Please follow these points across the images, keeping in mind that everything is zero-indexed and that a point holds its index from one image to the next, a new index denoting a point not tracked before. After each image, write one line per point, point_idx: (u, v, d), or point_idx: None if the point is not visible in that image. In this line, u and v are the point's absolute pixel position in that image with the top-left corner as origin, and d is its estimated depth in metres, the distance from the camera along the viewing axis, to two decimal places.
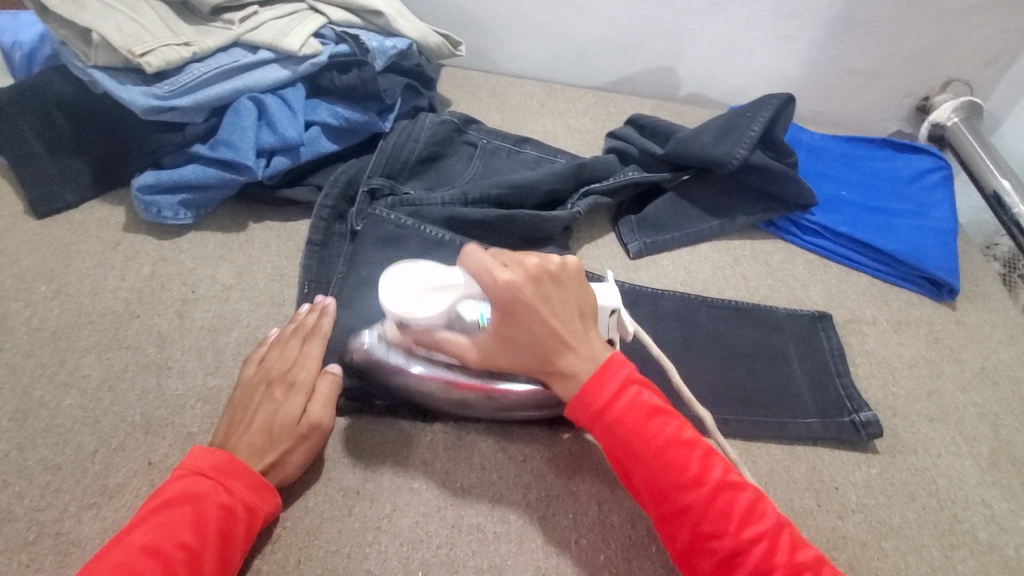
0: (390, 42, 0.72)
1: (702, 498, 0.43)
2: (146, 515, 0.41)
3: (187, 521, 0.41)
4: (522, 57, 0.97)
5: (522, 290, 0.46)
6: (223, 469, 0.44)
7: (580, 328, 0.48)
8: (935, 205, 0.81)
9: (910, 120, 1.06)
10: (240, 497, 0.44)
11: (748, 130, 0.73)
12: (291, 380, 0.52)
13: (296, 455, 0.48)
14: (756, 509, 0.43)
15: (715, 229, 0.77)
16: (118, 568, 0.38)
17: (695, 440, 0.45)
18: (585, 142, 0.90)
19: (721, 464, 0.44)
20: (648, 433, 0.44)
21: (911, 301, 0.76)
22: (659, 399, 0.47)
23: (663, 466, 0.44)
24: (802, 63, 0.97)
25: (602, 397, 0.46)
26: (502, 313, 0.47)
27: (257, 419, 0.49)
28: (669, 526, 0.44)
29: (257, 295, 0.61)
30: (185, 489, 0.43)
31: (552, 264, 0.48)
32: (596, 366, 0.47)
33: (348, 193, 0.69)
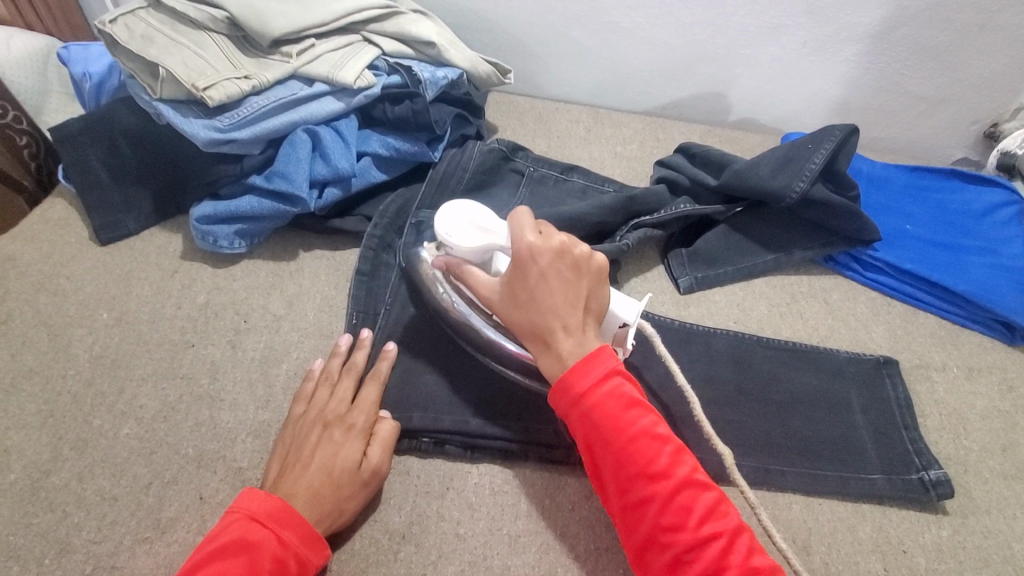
0: (441, 73, 0.73)
1: (666, 491, 0.42)
2: (200, 561, 0.40)
3: (241, 573, 0.40)
4: (569, 83, 0.96)
5: (539, 255, 0.48)
6: (277, 518, 0.44)
7: (579, 318, 0.47)
8: (1009, 241, 0.76)
9: (977, 147, 1.00)
10: (292, 548, 0.43)
11: (808, 164, 0.70)
12: (348, 423, 0.51)
13: (351, 503, 0.48)
14: (719, 510, 0.42)
15: (770, 263, 0.74)
16: None
17: (668, 437, 0.44)
18: (632, 169, 0.88)
19: (690, 462, 0.43)
20: (623, 422, 0.43)
21: (982, 345, 0.71)
22: (638, 393, 0.46)
23: (631, 456, 0.43)
24: (861, 88, 0.94)
25: (582, 383, 0.45)
26: (516, 271, 0.49)
27: (313, 459, 0.49)
28: (630, 517, 0.43)
29: (307, 326, 0.62)
30: (239, 536, 0.42)
31: (577, 249, 0.49)
32: (584, 354, 0.46)
33: (396, 223, 0.69)
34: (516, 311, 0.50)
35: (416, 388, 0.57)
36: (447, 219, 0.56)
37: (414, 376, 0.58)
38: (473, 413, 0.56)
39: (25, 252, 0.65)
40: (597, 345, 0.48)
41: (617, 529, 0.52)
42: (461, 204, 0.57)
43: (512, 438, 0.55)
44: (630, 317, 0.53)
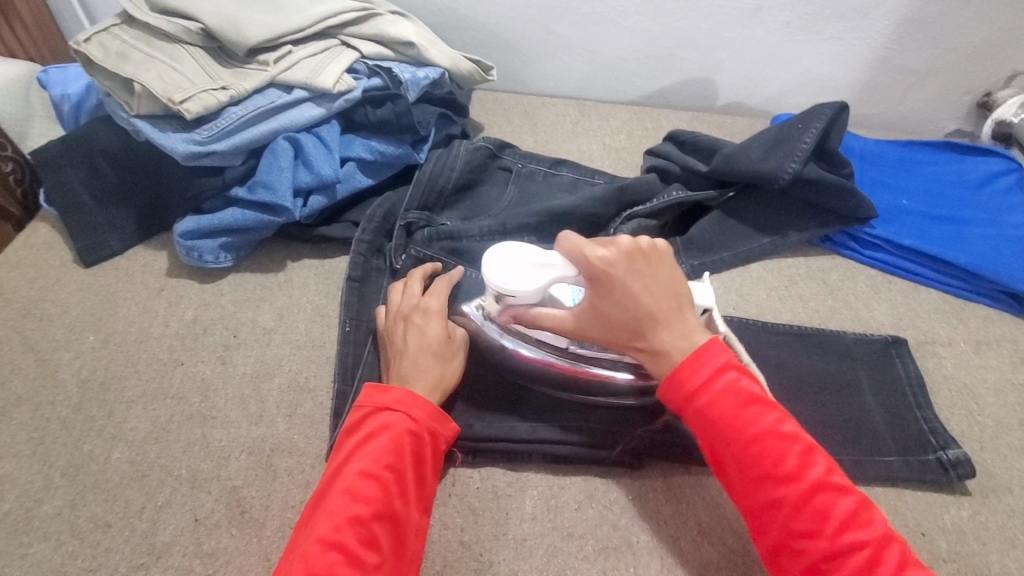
0: (422, 72, 0.72)
1: (797, 494, 0.41)
2: (352, 447, 0.46)
3: (387, 448, 0.45)
4: (554, 77, 0.95)
5: (615, 266, 0.47)
6: (404, 402, 0.48)
7: (674, 307, 0.47)
8: (1010, 210, 0.75)
9: (970, 118, 0.99)
10: (424, 425, 0.47)
11: (799, 143, 0.69)
12: (425, 307, 0.55)
13: (452, 365, 0.53)
14: (859, 518, 0.40)
15: (766, 247, 0.72)
16: (346, 490, 0.43)
17: (795, 436, 0.43)
18: (622, 160, 0.87)
19: (821, 463, 0.42)
20: (743, 421, 0.43)
21: (989, 317, 0.70)
22: (757, 388, 0.45)
23: (755, 457, 0.42)
24: (848, 66, 0.92)
25: (696, 379, 0.44)
26: (596, 289, 0.48)
27: (408, 345, 0.53)
28: (757, 520, 0.42)
29: (299, 338, 0.61)
30: (377, 423, 0.47)
31: (642, 244, 0.49)
32: (692, 348, 0.45)
33: (385, 227, 0.68)
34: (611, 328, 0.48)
35: None
36: (495, 271, 0.52)
37: None
38: (474, 416, 0.55)
39: (9, 278, 0.64)
40: (705, 337, 0.47)
41: (626, 528, 0.50)
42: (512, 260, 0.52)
43: (514, 439, 0.53)
44: (708, 302, 0.52)
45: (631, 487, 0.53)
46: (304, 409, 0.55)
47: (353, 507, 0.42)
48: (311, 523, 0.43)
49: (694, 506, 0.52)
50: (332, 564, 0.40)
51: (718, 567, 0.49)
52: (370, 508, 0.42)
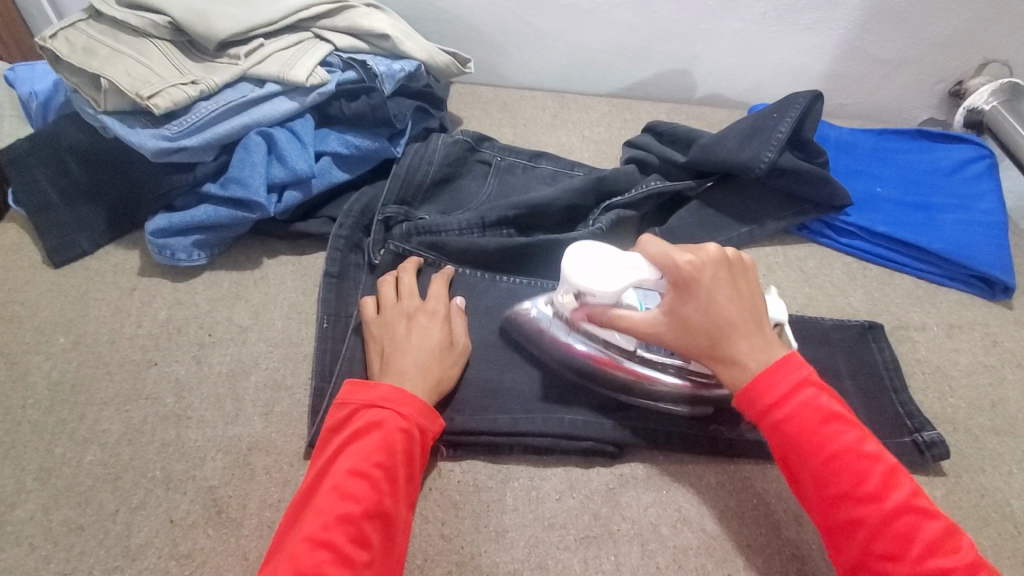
0: (397, 65, 0.71)
1: (879, 515, 0.40)
2: (341, 444, 0.45)
3: (377, 446, 0.45)
4: (532, 70, 0.95)
5: (703, 271, 0.47)
6: (393, 399, 0.47)
7: (752, 323, 0.47)
8: (980, 197, 0.77)
9: (942, 107, 1.01)
10: (414, 422, 0.47)
11: (774, 133, 0.70)
12: (429, 308, 0.56)
13: (453, 367, 0.53)
14: (947, 543, 0.39)
15: (745, 236, 0.73)
16: (335, 489, 0.42)
17: (878, 456, 0.42)
18: (601, 153, 0.87)
19: (906, 486, 0.41)
20: (822, 437, 0.43)
21: (962, 301, 0.71)
22: (838, 405, 0.44)
23: (835, 474, 0.42)
24: (823, 56, 0.93)
25: (774, 393, 0.44)
26: (682, 292, 0.48)
27: (412, 342, 0.52)
28: (835, 537, 0.42)
29: (275, 335, 0.60)
30: (366, 420, 0.46)
31: (730, 254, 0.49)
32: (769, 361, 0.45)
33: (363, 222, 0.67)
34: (689, 335, 0.48)
35: None
36: (577, 268, 0.51)
37: None
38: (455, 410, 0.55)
39: None
40: (781, 352, 0.47)
41: (606, 517, 0.50)
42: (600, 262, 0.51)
43: (494, 433, 0.53)
44: (780, 316, 0.53)
45: (613, 477, 0.53)
46: (282, 407, 0.55)
47: (343, 505, 0.42)
48: (301, 523, 0.42)
49: (675, 493, 0.52)
50: (320, 564, 0.39)
51: (699, 552, 0.49)
52: (360, 507, 0.42)
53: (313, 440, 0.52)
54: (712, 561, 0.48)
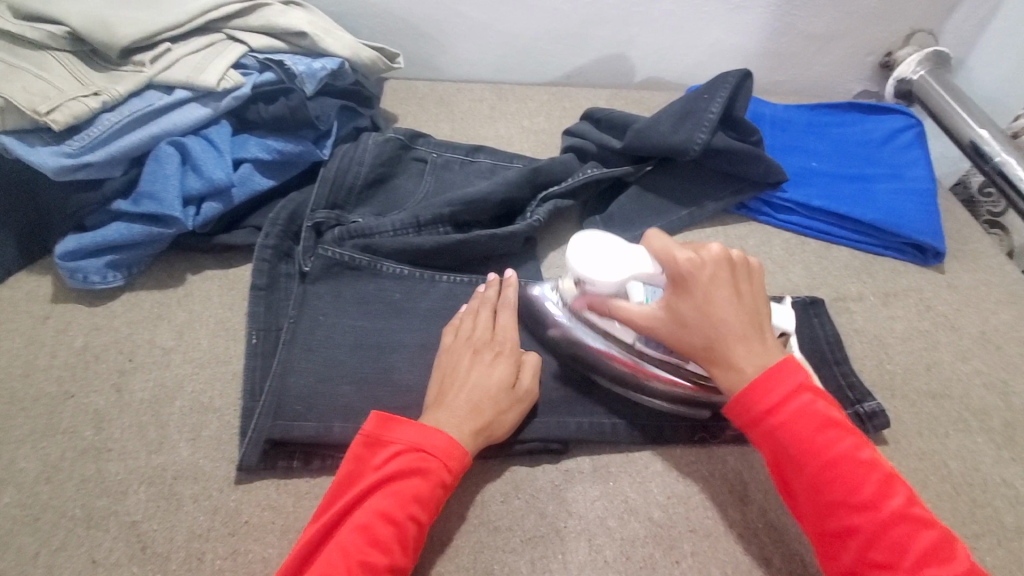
0: (318, 63, 0.68)
1: (873, 524, 0.40)
2: (378, 482, 0.44)
3: (415, 495, 0.44)
4: (468, 61, 0.93)
5: (702, 269, 0.47)
6: (445, 450, 0.45)
7: (751, 324, 0.47)
8: (910, 165, 0.78)
9: (874, 79, 1.03)
10: (455, 476, 0.46)
11: (706, 113, 0.69)
12: (496, 347, 0.53)
13: (508, 414, 0.50)
14: (940, 552, 0.39)
15: (685, 219, 0.73)
16: (363, 531, 0.42)
17: (874, 463, 0.42)
18: (541, 143, 0.86)
19: (901, 494, 0.41)
20: (819, 445, 0.42)
21: (896, 269, 0.73)
22: (834, 411, 0.44)
23: (831, 483, 0.42)
24: (757, 33, 0.94)
25: (769, 401, 0.44)
26: (680, 291, 0.47)
27: (469, 381, 0.50)
28: (827, 544, 0.42)
29: (201, 356, 0.57)
30: (406, 465, 0.44)
31: (733, 255, 0.49)
32: (767, 364, 0.45)
33: (291, 230, 0.64)
34: (685, 335, 0.48)
35: (330, 399, 0.53)
36: (580, 257, 0.52)
37: (330, 387, 0.53)
38: None
39: None
40: (779, 356, 0.46)
41: (553, 515, 0.50)
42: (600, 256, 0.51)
43: None
44: (787, 325, 0.53)
45: (558, 473, 0.52)
46: (210, 431, 0.52)
47: (368, 552, 0.41)
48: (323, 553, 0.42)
49: (621, 485, 0.52)
50: None
51: (646, 542, 0.48)
52: (385, 559, 0.41)
53: (244, 462, 0.49)
54: (660, 550, 0.48)
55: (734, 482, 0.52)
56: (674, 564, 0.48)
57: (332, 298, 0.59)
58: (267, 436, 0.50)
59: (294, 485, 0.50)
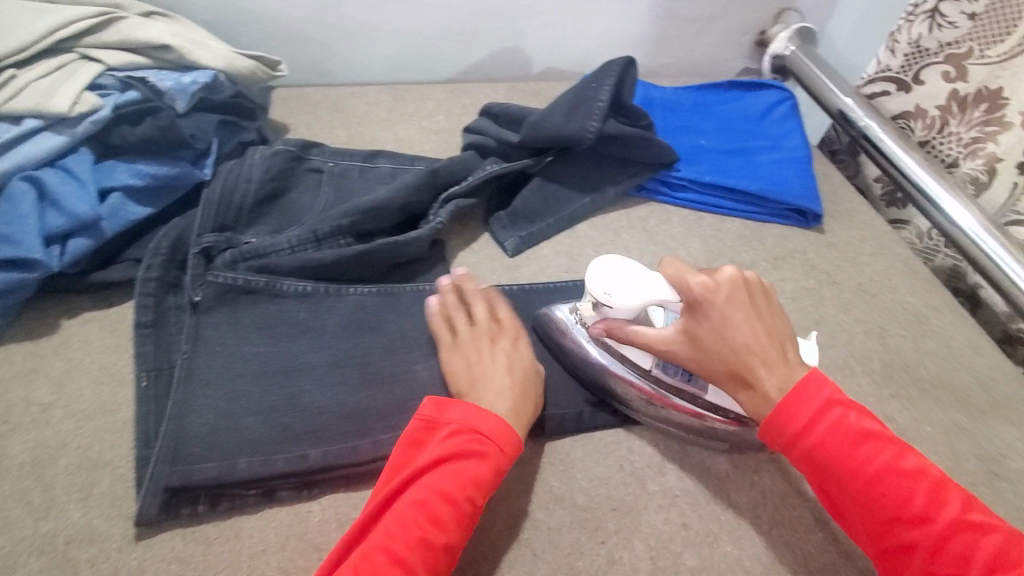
0: (187, 77, 0.64)
1: (930, 537, 0.41)
2: (436, 461, 0.46)
3: (474, 478, 0.46)
4: (360, 63, 0.90)
5: (716, 292, 0.50)
6: (498, 435, 0.48)
7: (771, 344, 0.49)
8: (787, 135, 0.84)
9: (753, 56, 1.10)
10: (505, 461, 0.48)
11: (596, 101, 0.71)
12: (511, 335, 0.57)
13: (541, 396, 0.54)
14: (1003, 557, 0.40)
15: (588, 206, 0.75)
16: (421, 508, 0.44)
17: (920, 472, 0.44)
18: (442, 142, 0.85)
19: (954, 501, 0.42)
20: (859, 461, 0.44)
21: (783, 234, 0.78)
22: (869, 423, 0.46)
23: (878, 497, 0.43)
24: (641, 20, 0.97)
25: (799, 423, 0.46)
26: (693, 314, 0.50)
27: (507, 364, 0.53)
28: (890, 562, 0.43)
29: (87, 406, 0.53)
30: (464, 445, 0.47)
31: (747, 276, 0.52)
32: (793, 384, 0.47)
33: (177, 259, 0.60)
34: (705, 357, 0.50)
35: (236, 432, 0.50)
36: (598, 281, 0.53)
37: (234, 419, 0.51)
38: (310, 443, 0.50)
39: None
40: (802, 373, 0.48)
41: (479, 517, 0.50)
42: (612, 274, 0.52)
43: (358, 457, 0.51)
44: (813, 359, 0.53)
45: None
46: (104, 486, 0.49)
47: (427, 530, 0.43)
48: (375, 532, 0.44)
49: (544, 476, 0.53)
50: None
51: (571, 528, 0.50)
52: (442, 537, 0.43)
53: (142, 515, 0.46)
54: (585, 533, 0.49)
55: (651, 456, 0.55)
56: (601, 544, 0.49)
57: (230, 327, 0.56)
58: (165, 485, 0.47)
59: (202, 531, 0.47)
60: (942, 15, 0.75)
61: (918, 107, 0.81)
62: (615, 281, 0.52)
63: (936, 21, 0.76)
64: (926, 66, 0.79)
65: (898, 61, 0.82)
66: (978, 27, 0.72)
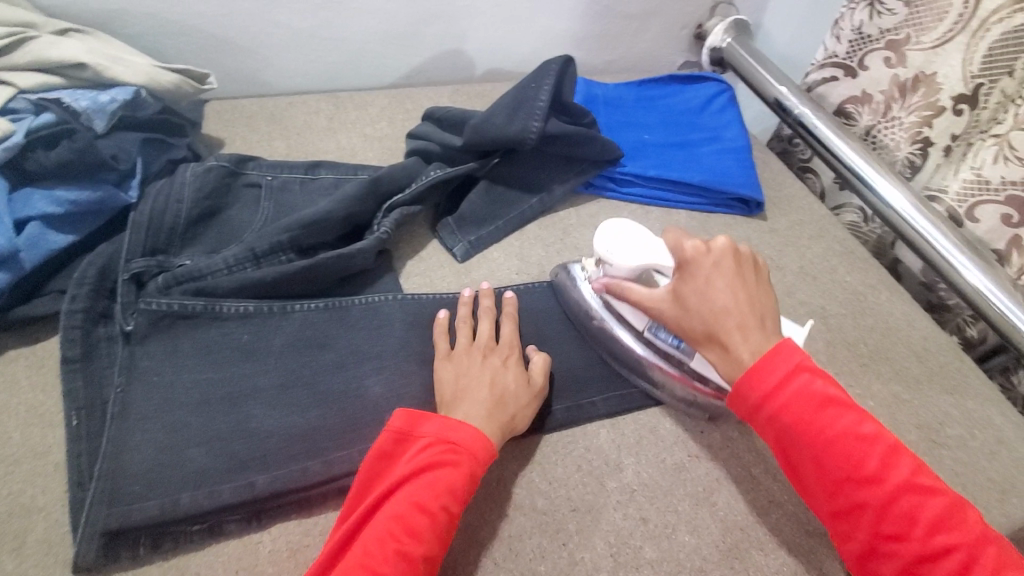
0: (105, 95, 0.61)
1: (880, 498, 0.41)
2: (412, 473, 0.45)
3: (450, 488, 0.45)
4: (297, 72, 0.88)
5: (705, 257, 0.51)
6: (472, 445, 0.47)
7: (755, 313, 0.49)
8: (727, 126, 0.86)
9: (692, 50, 1.12)
10: (480, 469, 0.47)
11: (537, 101, 0.71)
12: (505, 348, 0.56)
13: (528, 408, 0.53)
14: (949, 518, 0.39)
15: (537, 206, 0.75)
16: (395, 519, 0.43)
17: (876, 437, 0.42)
18: (386, 149, 0.83)
19: (908, 465, 0.41)
20: (819, 424, 0.43)
21: (728, 223, 0.80)
22: (832, 388, 0.44)
23: (834, 458, 0.42)
24: (581, 18, 0.98)
25: (764, 387, 0.45)
26: (683, 276, 0.51)
27: (491, 376, 0.53)
28: (842, 523, 0.43)
29: (14, 451, 0.49)
30: (436, 457, 0.46)
31: (740, 249, 0.52)
32: (764, 347, 0.47)
33: (106, 287, 0.57)
34: (685, 319, 0.51)
35: (178, 465, 0.48)
36: (605, 240, 0.59)
37: (174, 451, 0.49)
38: (258, 471, 0.49)
39: None
40: (778, 342, 0.48)
41: None
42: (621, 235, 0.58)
43: (311, 480, 0.49)
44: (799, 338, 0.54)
45: None
46: (37, 534, 0.46)
47: (400, 542, 0.42)
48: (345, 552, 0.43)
49: (503, 483, 0.52)
50: None
51: (532, 533, 0.49)
52: (418, 547, 0.42)
53: (79, 562, 0.44)
54: (546, 537, 0.49)
55: (609, 454, 0.55)
56: (562, 547, 0.49)
57: (167, 356, 0.53)
58: (102, 529, 0.44)
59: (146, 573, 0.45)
60: (881, 2, 0.77)
61: (863, 92, 0.82)
62: (622, 242, 0.57)
63: (875, 9, 0.78)
64: (869, 52, 0.80)
65: (844, 48, 0.83)
66: (914, 14, 0.74)
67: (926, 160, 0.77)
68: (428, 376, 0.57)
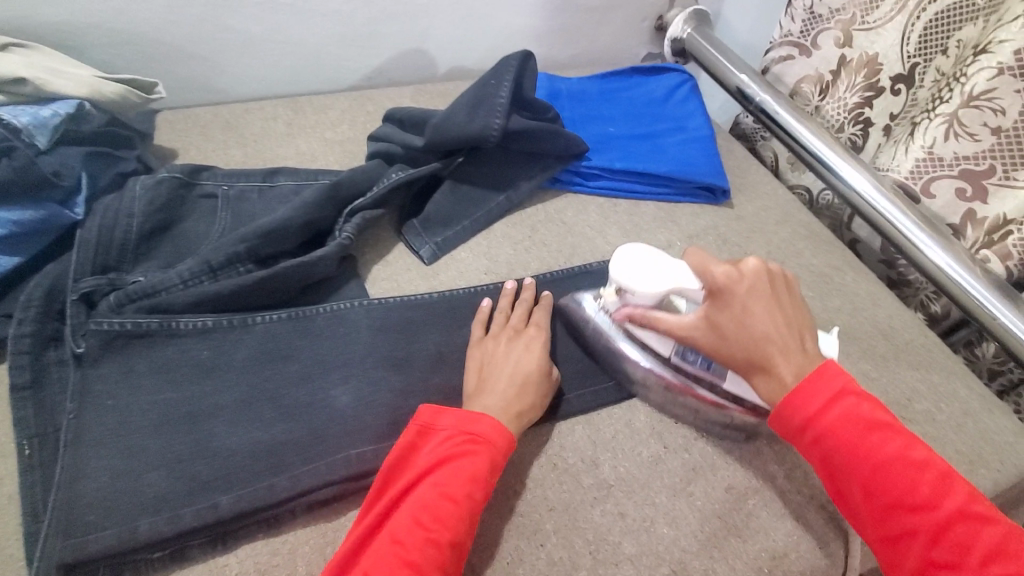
0: (46, 109, 0.58)
1: (933, 524, 0.41)
2: (434, 464, 0.46)
3: (470, 475, 0.46)
4: (253, 78, 0.85)
5: (740, 281, 0.50)
6: (489, 437, 0.48)
7: (793, 335, 0.49)
8: (690, 116, 0.86)
9: (654, 41, 1.12)
10: (501, 456, 0.48)
11: (497, 98, 0.70)
12: (530, 335, 0.58)
13: (545, 396, 0.54)
14: (1004, 548, 0.40)
15: (503, 204, 0.74)
16: (422, 509, 0.44)
17: (927, 464, 0.43)
18: (348, 153, 0.82)
19: (960, 493, 0.42)
20: (869, 447, 0.44)
21: (695, 212, 0.80)
22: (880, 414, 0.45)
23: (882, 481, 0.43)
24: (541, 13, 0.97)
25: (811, 409, 0.46)
26: (716, 302, 0.50)
27: (513, 364, 0.54)
28: (889, 550, 0.43)
29: None
30: (457, 447, 0.47)
31: (771, 269, 0.52)
32: (808, 372, 0.47)
33: (54, 309, 0.55)
34: (722, 345, 0.50)
35: (137, 490, 0.46)
36: (621, 266, 0.54)
37: (132, 476, 0.47)
38: (222, 491, 0.47)
39: None
40: (820, 363, 0.48)
41: None
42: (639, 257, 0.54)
43: (279, 497, 0.47)
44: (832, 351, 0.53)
45: None
46: None
47: (428, 530, 0.43)
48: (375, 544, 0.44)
49: None
50: None
51: (509, 536, 0.49)
52: (444, 533, 0.43)
53: None
54: (523, 539, 0.49)
55: (584, 450, 0.54)
56: (539, 548, 0.48)
57: (122, 377, 0.51)
58: (57, 562, 0.43)
59: None
60: None
61: (817, 72, 0.82)
62: (642, 266, 0.54)
63: None
64: (822, 32, 0.80)
65: (797, 27, 0.83)
66: None
67: (866, 140, 0.80)
68: (398, 382, 0.56)
